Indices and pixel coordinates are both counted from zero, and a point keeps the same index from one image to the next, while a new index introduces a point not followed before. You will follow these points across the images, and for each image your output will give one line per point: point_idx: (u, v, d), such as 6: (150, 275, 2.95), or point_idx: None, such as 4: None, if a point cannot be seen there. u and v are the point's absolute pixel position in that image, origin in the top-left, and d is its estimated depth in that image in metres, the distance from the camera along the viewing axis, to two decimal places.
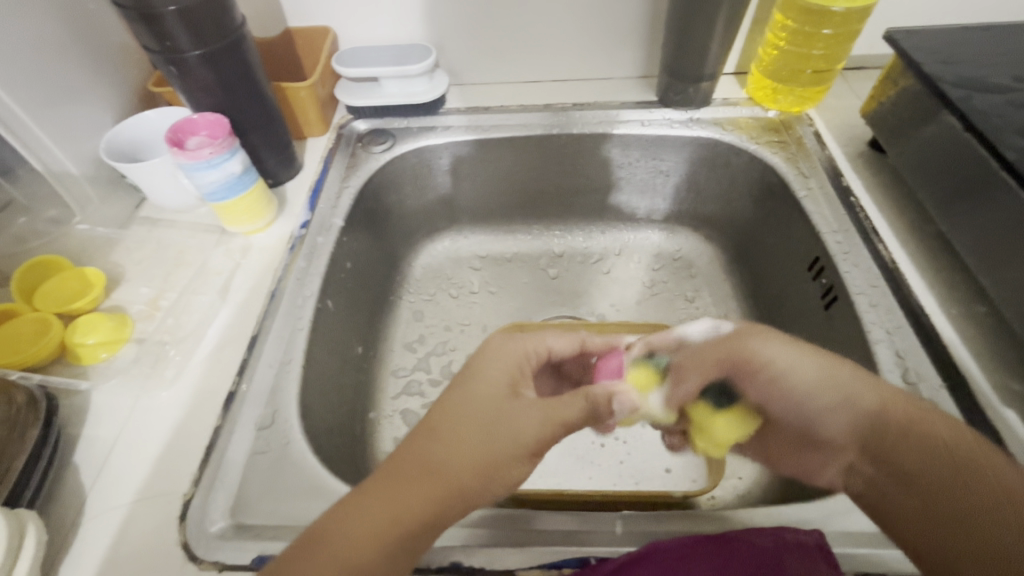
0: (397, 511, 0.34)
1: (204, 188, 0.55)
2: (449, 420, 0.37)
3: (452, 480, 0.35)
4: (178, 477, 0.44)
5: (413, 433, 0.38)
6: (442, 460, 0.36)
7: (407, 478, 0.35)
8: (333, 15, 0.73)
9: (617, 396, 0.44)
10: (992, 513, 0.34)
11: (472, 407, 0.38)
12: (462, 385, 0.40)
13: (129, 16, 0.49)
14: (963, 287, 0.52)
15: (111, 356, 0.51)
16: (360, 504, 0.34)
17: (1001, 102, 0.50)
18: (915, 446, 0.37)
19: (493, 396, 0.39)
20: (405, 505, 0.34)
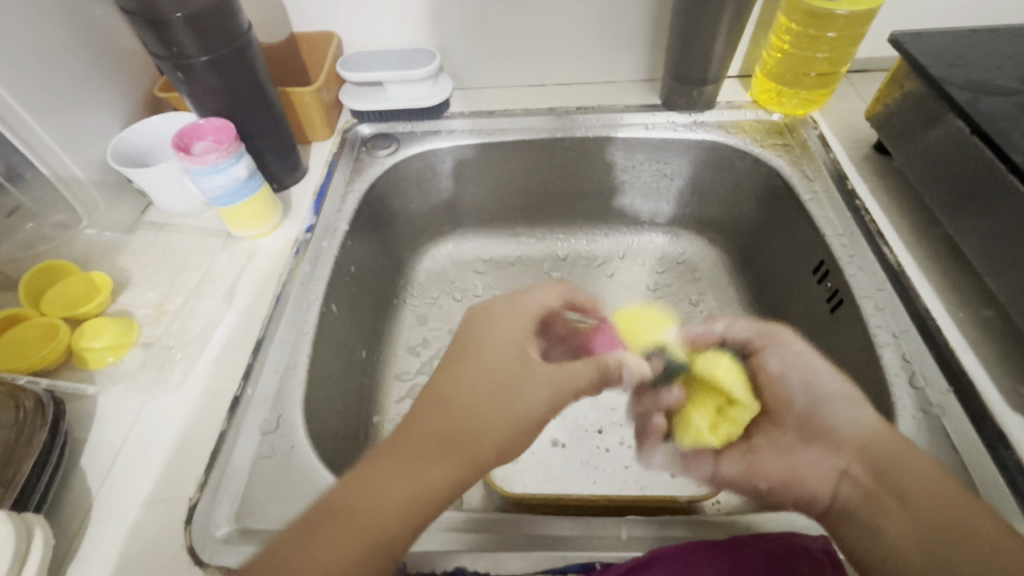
0: (417, 480, 0.35)
1: (210, 192, 0.55)
2: (464, 399, 0.39)
3: (470, 450, 0.37)
4: (183, 482, 0.44)
5: (428, 409, 0.39)
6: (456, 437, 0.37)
7: (424, 448, 0.36)
8: (338, 20, 0.74)
9: (628, 366, 0.48)
10: (979, 547, 0.34)
11: (484, 376, 0.40)
12: (472, 358, 0.42)
13: (136, 22, 0.49)
14: (970, 291, 0.52)
15: (117, 360, 0.51)
16: (383, 475, 0.35)
17: (1007, 104, 0.50)
18: (907, 464, 0.39)
19: (508, 369, 0.41)
20: (427, 472, 0.35)
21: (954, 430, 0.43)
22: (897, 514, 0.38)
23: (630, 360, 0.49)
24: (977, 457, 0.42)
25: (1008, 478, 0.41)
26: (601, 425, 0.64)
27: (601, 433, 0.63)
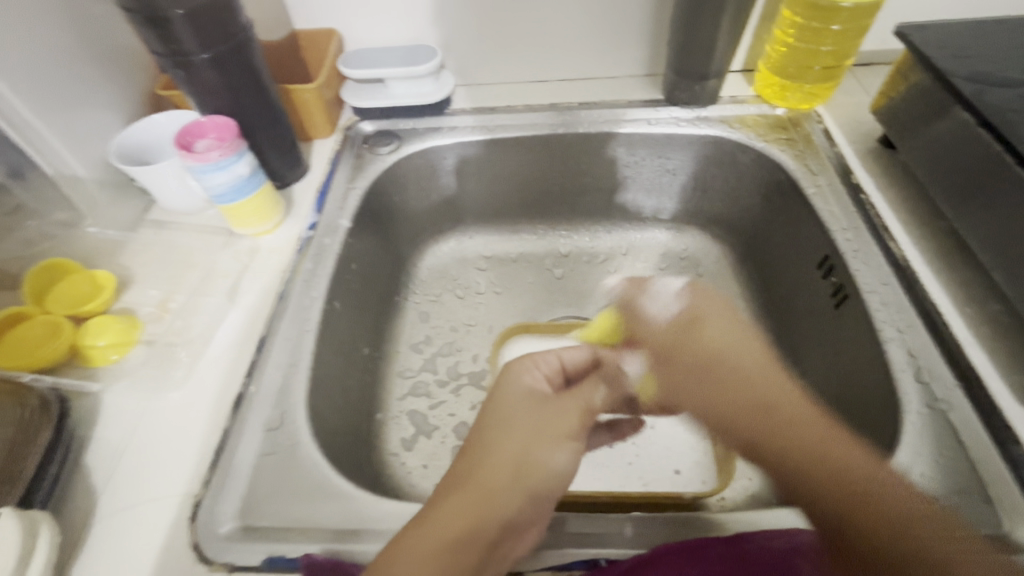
0: (459, 549, 0.35)
1: (212, 190, 0.55)
2: (497, 451, 0.41)
3: (511, 501, 0.39)
4: (187, 479, 0.44)
5: (479, 456, 0.41)
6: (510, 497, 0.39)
7: (463, 496, 0.38)
8: (339, 17, 0.73)
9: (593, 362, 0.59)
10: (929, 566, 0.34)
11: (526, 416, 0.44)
12: (499, 392, 0.47)
13: (136, 20, 0.49)
14: (976, 285, 0.51)
15: (121, 358, 0.51)
16: (430, 530, 0.35)
17: (1015, 97, 0.49)
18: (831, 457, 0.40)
19: (535, 405, 0.45)
20: (470, 530, 0.36)
21: (961, 425, 0.43)
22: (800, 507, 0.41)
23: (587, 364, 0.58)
24: (984, 453, 0.42)
25: (1015, 474, 0.40)
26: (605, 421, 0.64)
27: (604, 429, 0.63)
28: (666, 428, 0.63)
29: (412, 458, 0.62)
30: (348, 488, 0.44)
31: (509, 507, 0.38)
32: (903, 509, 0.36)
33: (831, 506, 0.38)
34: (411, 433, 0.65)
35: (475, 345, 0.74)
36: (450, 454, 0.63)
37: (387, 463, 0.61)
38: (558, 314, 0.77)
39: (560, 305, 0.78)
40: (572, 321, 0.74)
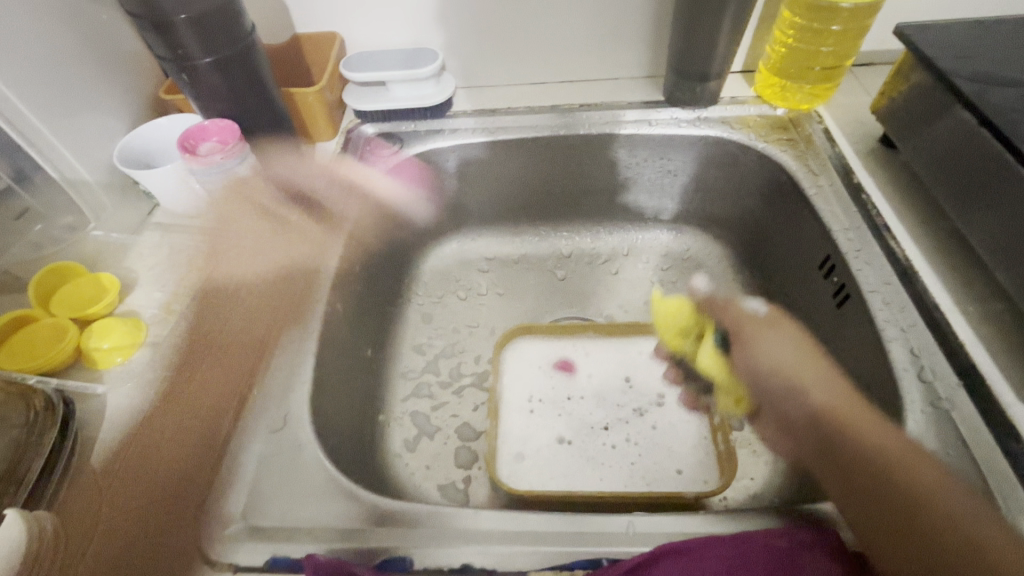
0: (148, 497, 0.43)
1: (214, 189, 0.56)
2: (220, 330, 0.54)
3: (183, 447, 0.46)
4: (191, 480, 0.44)
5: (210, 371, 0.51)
6: (172, 435, 0.47)
7: (167, 460, 0.45)
8: (341, 21, 0.74)
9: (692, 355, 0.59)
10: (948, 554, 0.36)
11: (249, 316, 0.55)
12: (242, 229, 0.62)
13: (141, 25, 0.50)
14: (978, 284, 0.51)
15: (125, 360, 0.52)
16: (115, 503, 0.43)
17: (1016, 96, 0.49)
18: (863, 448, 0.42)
19: (251, 255, 0.60)
20: (156, 486, 0.43)
21: (964, 424, 0.43)
22: (840, 484, 0.42)
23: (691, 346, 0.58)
24: (988, 452, 0.42)
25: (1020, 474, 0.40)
26: (607, 422, 0.64)
27: (607, 430, 0.63)
28: (668, 428, 0.63)
29: (415, 460, 0.63)
30: (351, 488, 0.44)
31: (210, 445, 0.46)
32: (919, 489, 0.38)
33: (870, 490, 0.40)
34: (414, 434, 0.65)
35: (477, 347, 0.74)
36: (453, 455, 0.63)
37: (390, 464, 0.61)
38: (560, 315, 0.77)
39: (561, 306, 0.78)
40: (574, 322, 0.74)
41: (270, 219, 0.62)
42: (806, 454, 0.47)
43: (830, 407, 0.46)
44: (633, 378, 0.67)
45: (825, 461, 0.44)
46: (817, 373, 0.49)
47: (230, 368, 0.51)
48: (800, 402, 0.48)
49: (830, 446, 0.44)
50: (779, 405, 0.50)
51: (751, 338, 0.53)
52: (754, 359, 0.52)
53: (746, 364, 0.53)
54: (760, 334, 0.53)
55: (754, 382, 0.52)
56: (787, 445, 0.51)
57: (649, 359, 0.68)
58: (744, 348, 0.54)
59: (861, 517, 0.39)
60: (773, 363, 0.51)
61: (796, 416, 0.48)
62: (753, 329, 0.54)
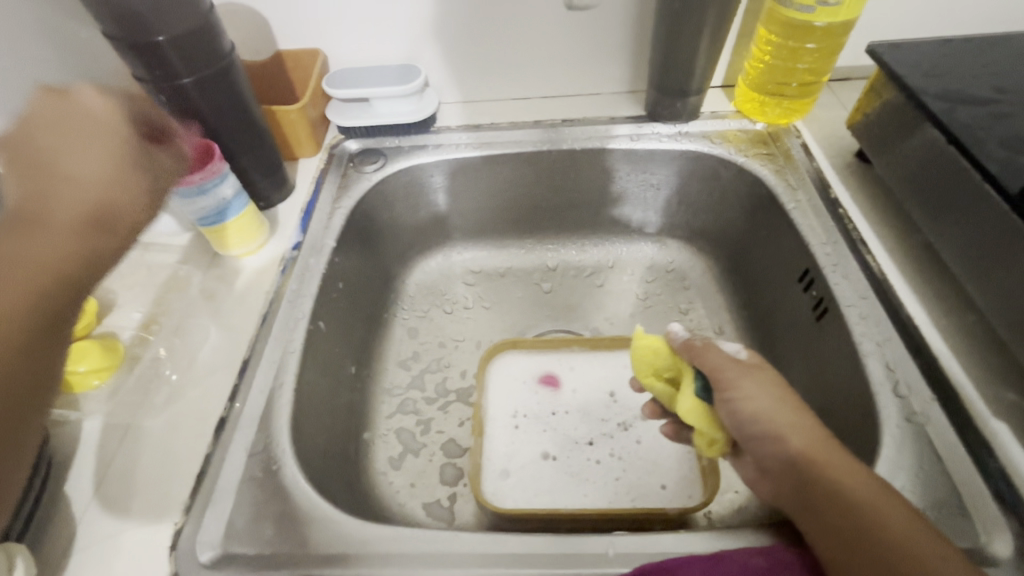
0: None
1: (195, 213, 0.55)
2: None
3: None
4: (168, 506, 0.44)
5: None
6: (51, 250, 0.33)
7: None
8: (324, 38, 0.74)
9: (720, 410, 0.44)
10: None
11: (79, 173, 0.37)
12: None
13: (120, 48, 0.50)
14: (952, 297, 0.52)
15: (102, 383, 0.51)
16: None
17: (983, 114, 0.51)
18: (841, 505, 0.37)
19: None
20: None
21: (938, 438, 0.44)
22: (810, 522, 0.38)
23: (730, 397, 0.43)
24: (961, 466, 0.42)
25: (992, 487, 0.41)
26: (592, 437, 0.64)
27: (591, 445, 0.63)
28: (652, 442, 0.63)
29: (399, 477, 0.62)
30: (330, 510, 0.44)
31: None
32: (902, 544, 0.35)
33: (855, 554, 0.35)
34: (398, 452, 0.64)
35: (463, 362, 0.74)
36: (438, 472, 0.63)
37: (374, 482, 0.61)
38: (546, 329, 0.77)
39: (547, 319, 0.78)
40: (560, 336, 0.74)
41: (88, 112, 0.39)
42: (778, 500, 0.41)
43: (805, 453, 0.40)
44: (617, 393, 0.67)
45: (796, 501, 0.40)
46: (792, 414, 0.42)
47: (60, 232, 0.34)
48: (774, 448, 0.41)
49: (807, 501, 0.39)
50: (753, 450, 0.43)
51: (728, 381, 0.44)
52: (735, 412, 0.43)
53: (726, 412, 0.44)
54: (733, 376, 0.44)
55: (738, 433, 0.43)
56: (765, 491, 0.43)
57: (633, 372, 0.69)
58: (727, 397, 0.43)
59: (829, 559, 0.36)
60: (755, 415, 0.42)
61: (774, 466, 0.41)
62: (725, 373, 0.44)
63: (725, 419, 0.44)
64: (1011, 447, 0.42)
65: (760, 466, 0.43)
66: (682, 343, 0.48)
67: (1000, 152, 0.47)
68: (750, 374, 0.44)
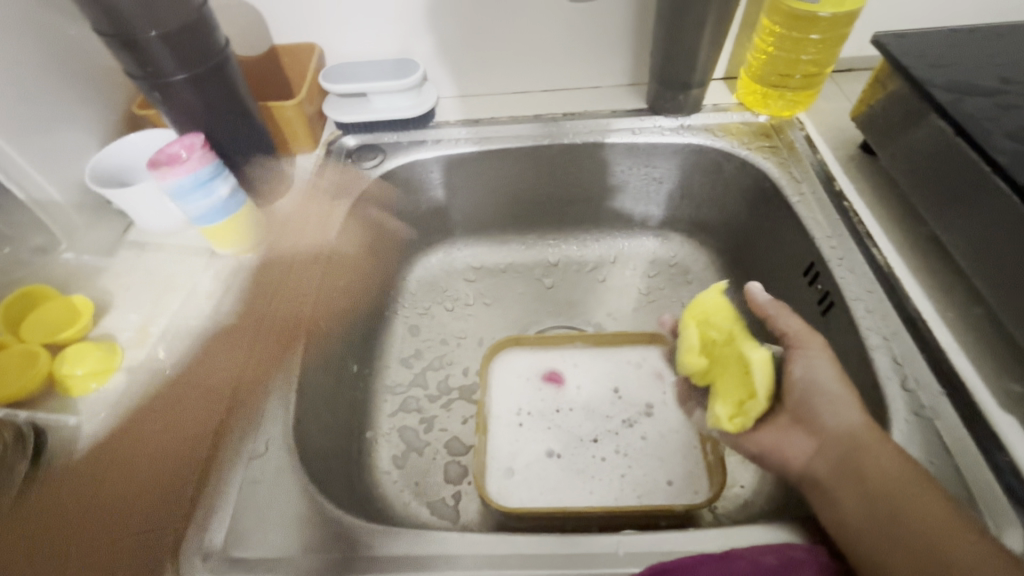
0: None
1: (193, 212, 0.54)
2: None
3: None
4: (170, 511, 0.43)
5: None
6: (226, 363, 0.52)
7: None
8: (320, 32, 0.73)
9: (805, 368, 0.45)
10: None
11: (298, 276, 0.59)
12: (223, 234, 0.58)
13: (110, 43, 0.48)
14: (958, 289, 0.52)
15: (101, 386, 0.50)
16: None
17: (990, 105, 0.50)
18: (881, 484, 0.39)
19: None
20: None
21: (947, 432, 0.43)
22: (853, 488, 0.40)
23: (816, 359, 0.45)
24: (970, 461, 0.42)
25: (1001, 481, 0.41)
26: (597, 433, 0.64)
27: (596, 442, 0.63)
28: (657, 438, 0.63)
29: (403, 476, 0.62)
30: (334, 512, 0.43)
31: None
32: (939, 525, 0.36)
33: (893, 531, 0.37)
34: (401, 451, 0.64)
35: (466, 359, 0.73)
36: (442, 470, 0.63)
37: (377, 481, 0.60)
38: (548, 325, 0.77)
39: (549, 315, 0.77)
40: (563, 332, 0.74)
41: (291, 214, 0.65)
42: (815, 464, 0.43)
43: (862, 429, 0.41)
44: (621, 389, 0.67)
45: (839, 466, 0.41)
46: (851, 392, 0.44)
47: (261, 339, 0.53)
48: (843, 414, 0.43)
49: (852, 476, 0.40)
50: (811, 410, 0.44)
51: (813, 345, 0.46)
52: (817, 377, 0.44)
53: (802, 374, 0.45)
54: (816, 348, 0.46)
55: (804, 389, 0.45)
56: (799, 452, 0.44)
57: (636, 368, 0.68)
58: (807, 361, 0.45)
59: (866, 522, 0.38)
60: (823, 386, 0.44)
61: (837, 428, 0.42)
62: (810, 338, 0.47)
63: (796, 379, 0.45)
64: (1020, 441, 0.42)
65: (810, 427, 0.44)
66: (768, 304, 0.50)
67: (1008, 144, 0.47)
68: (822, 352, 0.46)
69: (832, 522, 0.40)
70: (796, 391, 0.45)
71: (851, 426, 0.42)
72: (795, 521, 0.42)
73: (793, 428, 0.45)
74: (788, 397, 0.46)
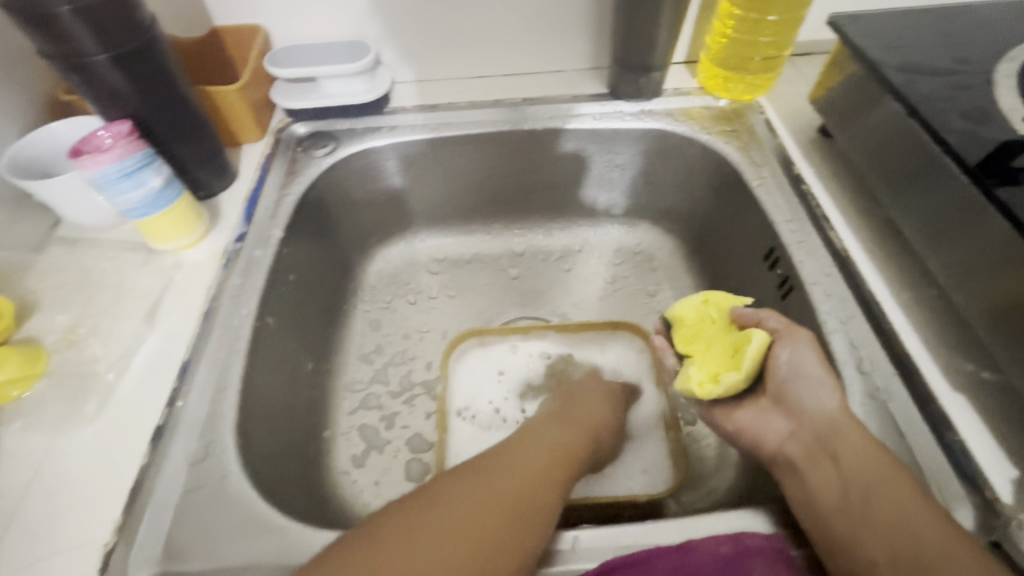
0: None
1: (121, 204, 0.50)
2: None
3: None
4: (100, 525, 0.40)
5: None
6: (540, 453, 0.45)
7: None
8: (264, 13, 0.69)
9: (795, 358, 0.45)
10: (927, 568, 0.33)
11: (534, 462, 0.44)
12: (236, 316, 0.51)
13: (18, 19, 0.44)
14: (914, 271, 0.52)
15: (24, 394, 0.46)
16: None
17: (943, 85, 0.50)
18: (851, 463, 0.39)
19: None
20: None
21: (901, 414, 0.44)
22: (826, 470, 0.40)
23: (800, 349, 0.45)
24: (923, 441, 0.42)
25: (952, 461, 0.41)
26: None
27: None
28: None
29: (363, 476, 0.60)
30: (281, 519, 0.41)
31: None
32: (901, 505, 0.36)
33: (860, 509, 0.37)
34: (361, 449, 0.62)
35: (428, 353, 0.71)
36: (404, 468, 0.61)
37: (335, 482, 0.58)
38: (514, 316, 0.75)
39: (514, 306, 0.76)
40: (527, 324, 0.73)
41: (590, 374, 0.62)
42: (789, 446, 0.44)
43: (838, 413, 0.42)
44: None
45: (812, 448, 0.42)
46: (831, 378, 0.44)
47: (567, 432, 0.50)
48: (821, 398, 0.43)
49: (825, 457, 0.41)
50: (792, 394, 0.45)
51: (799, 335, 0.46)
52: (801, 365, 0.45)
53: (786, 361, 0.46)
54: (800, 336, 0.46)
55: (788, 371, 0.46)
56: (776, 434, 0.45)
57: (602, 358, 0.68)
58: (792, 349, 0.46)
59: (837, 504, 0.38)
60: (807, 376, 0.44)
61: (813, 411, 0.43)
62: (798, 328, 0.47)
63: (779, 367, 0.46)
64: (970, 419, 0.43)
65: (788, 409, 0.45)
66: (747, 318, 0.50)
67: (960, 125, 0.47)
68: (806, 341, 0.46)
69: (801, 503, 0.40)
70: (779, 372, 0.46)
71: (829, 412, 0.42)
72: (758, 511, 0.41)
73: (778, 416, 0.46)
74: (772, 380, 0.47)
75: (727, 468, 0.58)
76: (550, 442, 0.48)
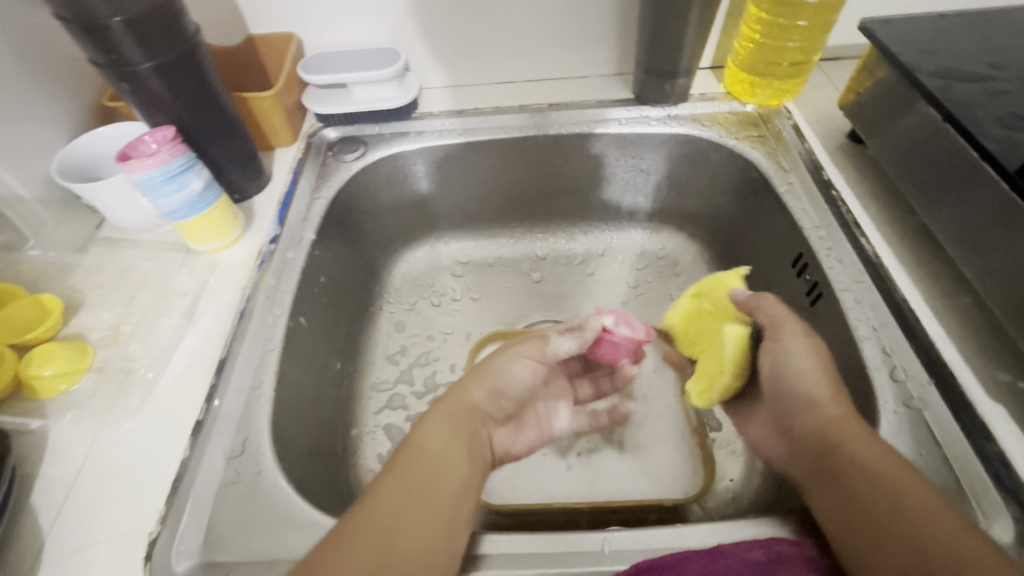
0: None
1: (164, 206, 0.52)
2: None
3: None
4: (143, 515, 0.42)
5: None
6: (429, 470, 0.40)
7: None
8: (298, 22, 0.71)
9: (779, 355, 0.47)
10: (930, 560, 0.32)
11: (434, 470, 0.40)
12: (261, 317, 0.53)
13: (72, 30, 0.46)
14: (949, 279, 0.51)
15: (71, 388, 0.48)
16: None
17: (978, 91, 0.49)
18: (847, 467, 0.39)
19: None
20: None
21: (935, 423, 0.43)
22: (828, 480, 0.40)
23: (787, 345, 0.47)
24: (960, 451, 0.41)
25: (991, 471, 0.40)
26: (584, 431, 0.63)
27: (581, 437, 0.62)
28: (646, 433, 0.62)
29: None
30: (315, 515, 0.42)
31: None
32: (898, 498, 0.36)
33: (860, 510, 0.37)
34: (387, 449, 0.63)
35: (452, 355, 0.72)
36: None
37: (363, 481, 0.59)
38: (536, 318, 0.76)
39: (536, 309, 0.77)
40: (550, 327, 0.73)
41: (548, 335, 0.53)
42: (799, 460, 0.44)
43: (834, 419, 0.42)
44: None
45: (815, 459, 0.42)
46: (829, 383, 0.44)
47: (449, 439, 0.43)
48: (816, 401, 0.44)
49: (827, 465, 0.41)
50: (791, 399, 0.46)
51: (789, 332, 0.48)
52: (791, 367, 0.46)
53: (777, 364, 0.48)
54: (792, 334, 0.47)
55: (782, 375, 0.47)
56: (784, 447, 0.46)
57: None
58: (779, 351, 0.47)
59: (841, 512, 0.38)
60: (801, 379, 0.45)
61: (814, 419, 0.43)
62: (786, 322, 0.48)
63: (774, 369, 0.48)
64: (1009, 430, 0.42)
65: (793, 416, 0.46)
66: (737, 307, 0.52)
67: (998, 131, 0.46)
68: (800, 343, 0.47)
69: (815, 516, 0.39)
70: (775, 374, 0.48)
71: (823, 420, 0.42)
72: (787, 519, 0.41)
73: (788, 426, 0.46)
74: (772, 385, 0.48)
75: (753, 475, 0.58)
76: (438, 448, 0.42)
